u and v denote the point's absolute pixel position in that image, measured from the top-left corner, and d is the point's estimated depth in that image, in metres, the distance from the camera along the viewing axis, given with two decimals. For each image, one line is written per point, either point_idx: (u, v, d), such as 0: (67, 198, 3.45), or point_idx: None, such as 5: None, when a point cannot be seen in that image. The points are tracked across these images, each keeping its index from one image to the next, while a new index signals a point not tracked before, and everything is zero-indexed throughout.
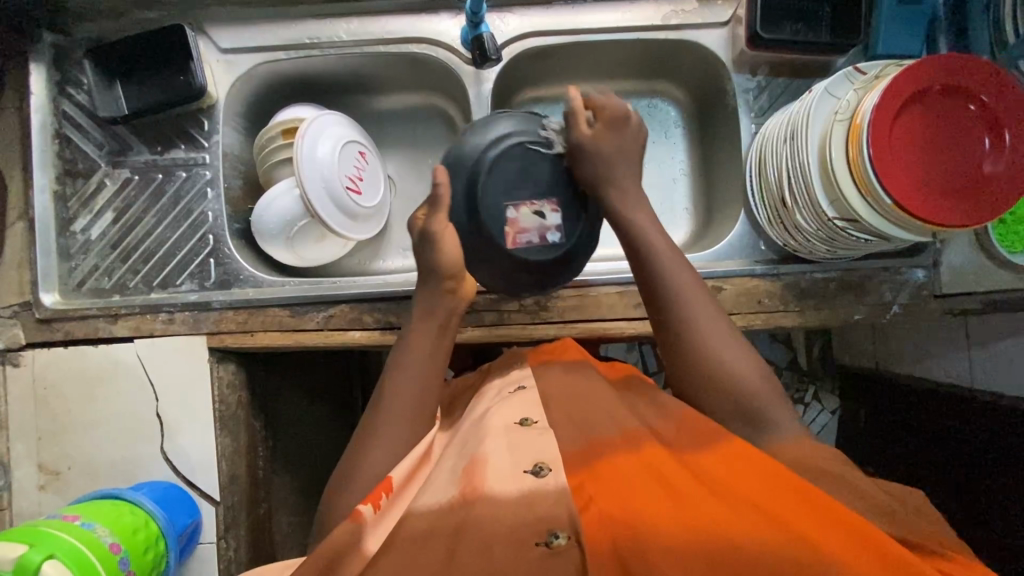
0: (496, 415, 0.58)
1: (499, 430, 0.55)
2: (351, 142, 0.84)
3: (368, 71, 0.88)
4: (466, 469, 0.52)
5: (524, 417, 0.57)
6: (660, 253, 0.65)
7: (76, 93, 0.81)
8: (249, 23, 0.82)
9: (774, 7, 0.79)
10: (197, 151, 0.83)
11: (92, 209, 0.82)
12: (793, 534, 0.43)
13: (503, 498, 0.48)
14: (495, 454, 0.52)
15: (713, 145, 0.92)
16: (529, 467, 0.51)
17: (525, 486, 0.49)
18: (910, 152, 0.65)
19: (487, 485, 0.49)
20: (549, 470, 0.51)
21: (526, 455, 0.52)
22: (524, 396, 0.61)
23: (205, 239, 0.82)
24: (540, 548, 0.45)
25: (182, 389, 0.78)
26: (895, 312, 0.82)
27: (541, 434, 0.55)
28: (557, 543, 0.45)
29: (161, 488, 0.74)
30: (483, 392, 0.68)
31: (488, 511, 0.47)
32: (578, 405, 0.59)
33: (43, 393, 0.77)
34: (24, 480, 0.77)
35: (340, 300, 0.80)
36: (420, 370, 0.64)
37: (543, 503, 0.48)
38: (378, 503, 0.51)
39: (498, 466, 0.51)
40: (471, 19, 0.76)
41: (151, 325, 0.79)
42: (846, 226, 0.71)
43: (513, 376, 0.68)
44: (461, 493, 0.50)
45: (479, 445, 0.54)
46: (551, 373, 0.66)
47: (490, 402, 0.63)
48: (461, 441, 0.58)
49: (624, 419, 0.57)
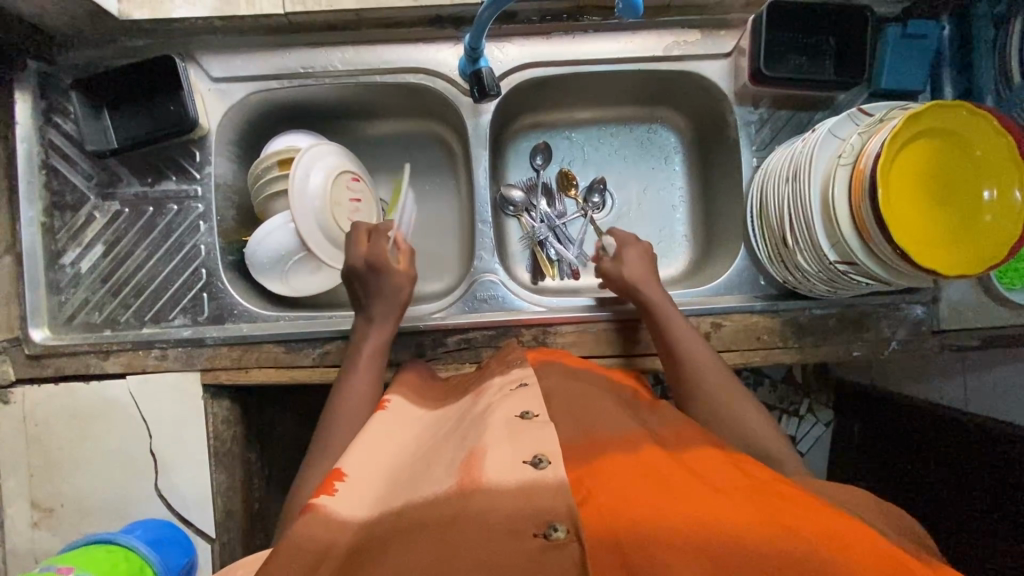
0: (501, 407, 0.57)
1: (499, 422, 0.54)
2: (355, 190, 0.84)
3: (363, 99, 0.86)
4: (464, 462, 0.51)
5: (525, 409, 0.56)
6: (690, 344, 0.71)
7: (63, 123, 0.79)
8: (241, 51, 0.80)
9: (778, 41, 0.77)
10: (189, 183, 0.81)
11: (81, 242, 0.80)
12: (802, 535, 0.42)
13: (503, 490, 0.47)
14: (493, 447, 0.51)
15: (713, 174, 0.91)
16: (528, 458, 0.49)
17: (523, 477, 0.47)
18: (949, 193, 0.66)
19: (487, 477, 0.48)
20: (549, 462, 0.49)
21: (527, 446, 0.51)
22: (527, 393, 0.59)
23: (198, 273, 0.81)
24: (539, 539, 0.43)
25: (175, 427, 0.77)
26: (894, 348, 0.81)
27: (542, 427, 0.53)
28: (556, 536, 0.43)
29: (157, 528, 0.74)
30: (479, 391, 0.66)
31: (486, 503, 0.46)
32: (579, 410, 0.60)
33: (34, 431, 0.76)
34: (17, 518, 0.76)
35: (337, 337, 0.79)
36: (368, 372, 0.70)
37: (542, 496, 0.46)
38: (332, 490, 0.50)
39: (497, 458, 0.49)
40: (470, 54, 0.74)
41: (142, 361, 0.78)
42: (847, 269, 0.70)
43: (513, 372, 0.66)
44: (459, 484, 0.48)
45: (479, 439, 0.53)
46: (549, 379, 0.66)
47: (488, 400, 0.61)
48: (462, 432, 0.57)
49: (624, 428, 0.57)
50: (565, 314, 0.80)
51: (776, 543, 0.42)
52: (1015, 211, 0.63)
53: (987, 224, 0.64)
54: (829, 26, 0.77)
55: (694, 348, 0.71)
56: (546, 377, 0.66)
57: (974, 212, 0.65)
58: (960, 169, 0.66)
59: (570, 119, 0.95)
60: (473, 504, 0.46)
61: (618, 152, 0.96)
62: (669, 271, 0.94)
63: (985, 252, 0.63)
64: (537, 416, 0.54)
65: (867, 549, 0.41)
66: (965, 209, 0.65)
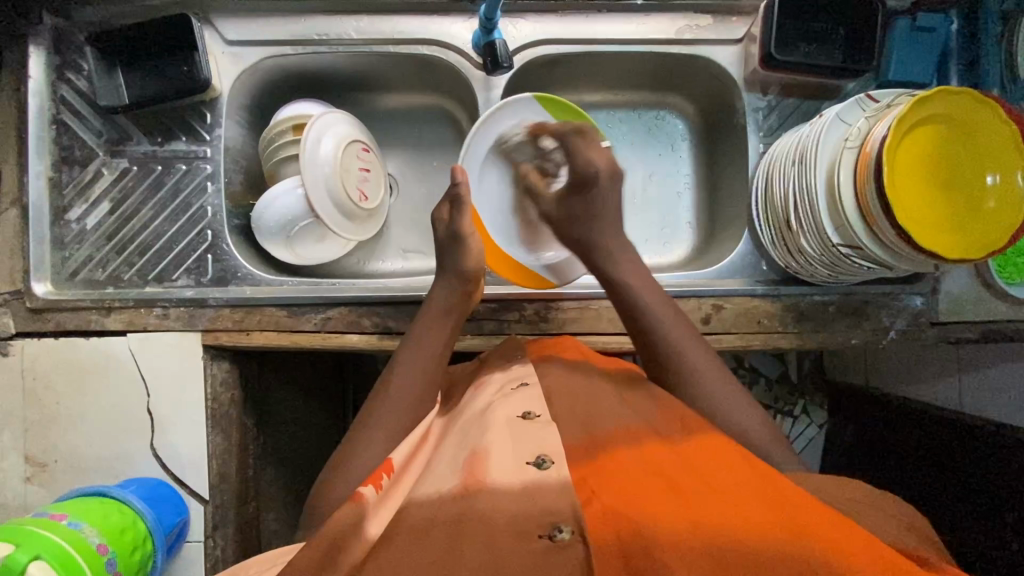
0: (501, 406, 0.57)
1: (500, 422, 0.54)
2: (366, 161, 0.85)
3: (375, 70, 0.87)
4: (467, 460, 0.51)
5: (526, 408, 0.56)
6: (674, 332, 0.65)
7: (76, 79, 0.79)
8: (257, 16, 0.81)
9: (790, 27, 0.78)
10: (199, 144, 0.81)
11: (88, 198, 0.80)
12: (810, 539, 0.41)
13: (506, 489, 0.48)
14: (496, 447, 0.51)
15: (720, 161, 0.92)
16: (532, 458, 0.50)
17: (526, 478, 0.49)
18: (953, 182, 0.67)
19: (489, 477, 0.49)
20: (551, 462, 0.50)
21: (528, 446, 0.52)
22: (526, 391, 0.60)
23: (203, 234, 0.81)
24: (544, 540, 0.44)
25: (173, 386, 0.76)
26: (892, 337, 0.82)
27: (544, 427, 0.54)
28: (561, 536, 0.44)
29: (150, 486, 0.74)
30: (482, 383, 0.66)
31: (492, 502, 0.47)
32: (583, 398, 0.59)
33: (31, 384, 0.76)
34: (10, 472, 0.75)
35: (339, 303, 0.79)
36: (427, 362, 0.67)
37: (545, 496, 0.47)
38: (379, 484, 0.52)
39: (500, 459, 0.50)
40: (484, 25, 0.75)
41: (144, 319, 0.78)
42: (850, 253, 0.70)
43: (514, 370, 0.67)
44: (462, 484, 0.49)
45: (482, 437, 0.53)
46: (553, 371, 0.64)
47: (486, 399, 0.61)
48: (463, 431, 0.58)
49: (627, 421, 0.57)
50: (567, 290, 0.81)
51: (781, 543, 0.41)
52: (1017, 196, 0.65)
53: (992, 209, 0.65)
54: (840, 15, 0.78)
55: (678, 336, 0.65)
56: (548, 371, 0.65)
57: (978, 197, 0.66)
58: (965, 154, 0.67)
59: (580, 102, 0.96)
60: (478, 503, 0.47)
61: (625, 136, 0.97)
62: (672, 256, 0.94)
63: (988, 236, 0.64)
64: (539, 416, 0.55)
65: (872, 551, 0.41)
66: (969, 195, 0.66)
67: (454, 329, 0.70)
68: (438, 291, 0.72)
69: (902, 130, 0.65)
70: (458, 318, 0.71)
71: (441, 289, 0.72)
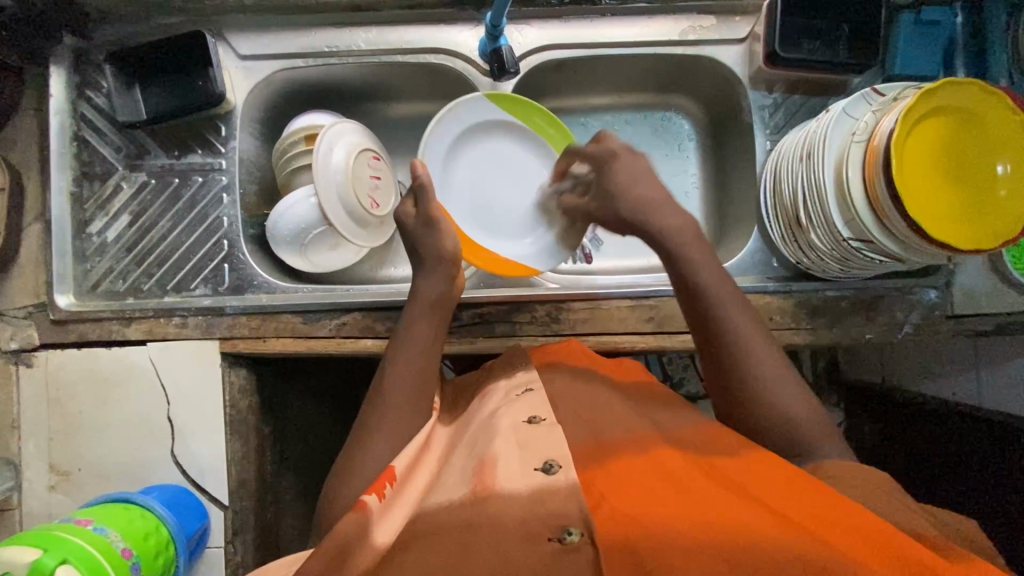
0: (510, 413, 0.58)
1: (508, 429, 0.55)
2: (377, 169, 0.86)
3: (385, 79, 0.89)
4: (477, 470, 0.52)
5: (532, 414, 0.57)
6: (724, 303, 0.63)
7: (95, 97, 0.82)
8: (268, 30, 0.83)
9: (793, 25, 0.79)
10: (214, 156, 0.84)
11: (108, 211, 0.82)
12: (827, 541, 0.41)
13: (515, 496, 0.48)
14: (505, 454, 0.52)
15: (727, 160, 0.93)
16: (539, 465, 0.51)
17: (534, 483, 0.49)
18: (963, 172, 0.67)
19: (498, 483, 0.49)
20: (559, 467, 0.50)
21: (536, 453, 0.52)
22: (535, 397, 0.61)
23: (219, 244, 0.83)
24: (553, 543, 0.45)
25: (193, 393, 0.78)
26: (907, 332, 0.81)
27: (551, 431, 0.55)
28: (570, 540, 0.44)
29: (172, 492, 0.75)
30: (490, 392, 0.67)
31: (499, 507, 0.47)
32: (592, 407, 0.59)
33: (56, 394, 0.77)
34: (34, 480, 0.77)
35: (353, 309, 0.80)
36: (416, 355, 0.67)
37: (554, 500, 0.47)
38: (383, 493, 0.52)
39: (508, 466, 0.51)
40: (490, 32, 0.77)
41: (163, 329, 0.79)
42: (861, 247, 0.70)
43: (521, 377, 0.68)
44: (472, 492, 0.50)
45: (490, 444, 0.54)
46: (559, 378, 0.65)
47: (496, 405, 0.62)
48: (472, 440, 0.58)
49: (635, 425, 0.57)
50: (578, 291, 0.81)
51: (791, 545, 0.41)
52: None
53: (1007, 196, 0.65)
54: (842, 11, 0.78)
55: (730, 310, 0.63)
56: (558, 376, 0.66)
57: (989, 186, 0.66)
58: (980, 142, 0.67)
59: (586, 105, 0.97)
60: (489, 506, 0.47)
61: (632, 138, 0.98)
62: None
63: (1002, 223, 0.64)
64: (545, 421, 0.56)
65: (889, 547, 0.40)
66: (981, 184, 0.66)
67: (442, 323, 0.70)
68: (420, 285, 0.71)
69: (915, 115, 0.65)
70: (447, 311, 0.71)
71: (430, 281, 0.71)
